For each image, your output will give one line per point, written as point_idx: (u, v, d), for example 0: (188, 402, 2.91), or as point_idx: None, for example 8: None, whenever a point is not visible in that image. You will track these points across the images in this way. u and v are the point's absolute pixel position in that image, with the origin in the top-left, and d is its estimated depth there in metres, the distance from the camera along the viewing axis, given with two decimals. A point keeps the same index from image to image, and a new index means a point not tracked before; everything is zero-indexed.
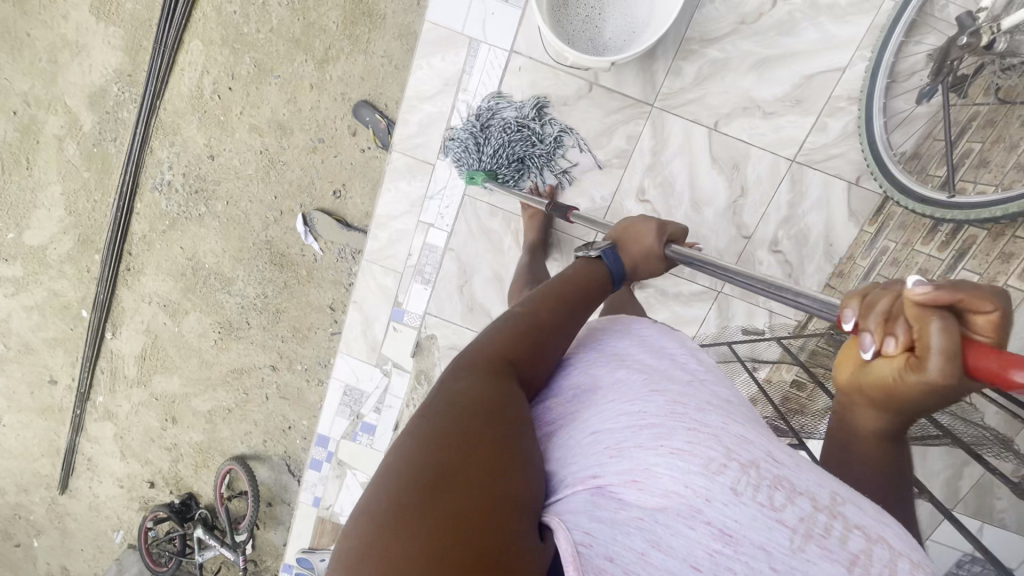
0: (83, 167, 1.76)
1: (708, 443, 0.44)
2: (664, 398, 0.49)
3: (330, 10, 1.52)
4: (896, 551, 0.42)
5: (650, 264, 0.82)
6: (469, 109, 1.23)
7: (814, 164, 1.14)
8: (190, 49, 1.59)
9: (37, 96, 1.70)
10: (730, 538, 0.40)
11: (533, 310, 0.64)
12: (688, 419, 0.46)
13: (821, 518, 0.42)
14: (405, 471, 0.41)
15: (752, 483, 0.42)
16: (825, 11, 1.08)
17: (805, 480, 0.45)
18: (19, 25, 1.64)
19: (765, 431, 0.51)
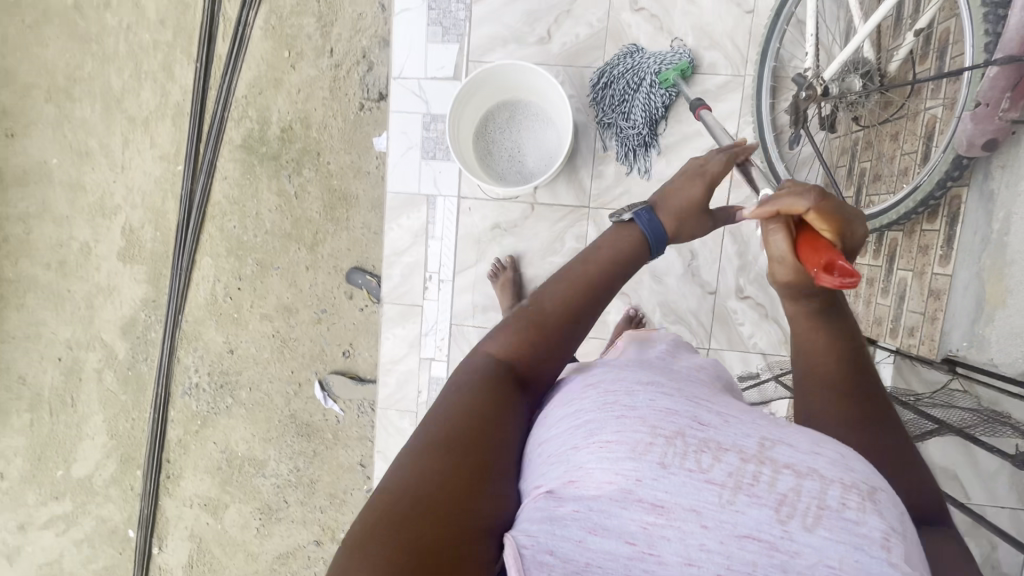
0: (120, 391, 1.93)
1: (637, 422, 0.45)
2: (598, 387, 0.50)
3: (312, 204, 1.76)
4: (827, 480, 0.43)
5: (693, 223, 0.71)
6: (438, 251, 1.41)
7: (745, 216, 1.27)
8: (201, 266, 1.83)
9: (78, 339, 1.93)
10: (662, 509, 0.42)
11: (550, 302, 0.61)
12: (618, 404, 0.47)
13: (748, 468, 0.44)
14: (369, 520, 0.42)
15: (680, 452, 0.44)
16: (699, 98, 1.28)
17: (732, 433, 0.46)
18: (60, 285, 1.92)
19: (699, 390, 0.51)
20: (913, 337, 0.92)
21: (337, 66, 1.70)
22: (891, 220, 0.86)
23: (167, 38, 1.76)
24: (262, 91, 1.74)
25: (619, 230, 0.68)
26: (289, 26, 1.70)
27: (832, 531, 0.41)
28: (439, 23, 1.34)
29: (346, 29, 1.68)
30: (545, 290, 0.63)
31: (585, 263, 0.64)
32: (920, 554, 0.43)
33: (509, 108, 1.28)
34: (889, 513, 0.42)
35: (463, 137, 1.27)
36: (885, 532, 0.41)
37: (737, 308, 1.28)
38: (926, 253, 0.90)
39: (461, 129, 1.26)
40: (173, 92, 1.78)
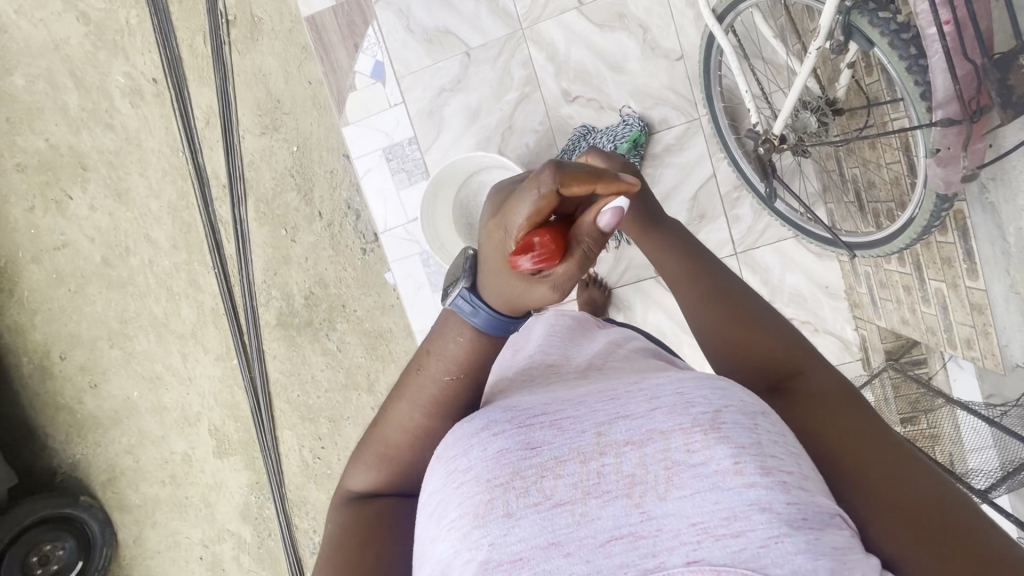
0: (260, 568, 2.10)
1: (472, 482, 0.44)
2: (439, 461, 0.48)
3: (356, 352, 1.87)
4: (666, 434, 0.43)
5: (527, 293, 0.51)
6: None
7: (755, 246, 1.23)
8: (284, 438, 1.97)
9: (209, 535, 2.12)
10: (522, 562, 0.41)
11: (400, 427, 0.63)
12: (455, 472, 0.45)
13: (590, 467, 0.43)
14: None
15: (519, 492, 0.42)
16: (663, 154, 1.27)
17: (564, 440, 0.45)
18: (178, 495, 2.12)
19: (526, 403, 0.49)
20: (973, 350, 0.86)
21: (330, 225, 1.80)
22: (898, 246, 0.84)
23: (185, 257, 1.93)
24: (276, 271, 1.86)
25: (445, 326, 0.59)
26: (277, 207, 1.82)
27: (687, 489, 0.41)
28: (402, 170, 1.41)
29: (326, 190, 1.78)
30: (397, 419, 0.63)
31: (436, 385, 0.60)
32: (795, 458, 0.43)
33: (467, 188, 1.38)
34: (739, 435, 0.42)
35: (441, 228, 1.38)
36: (735, 459, 0.41)
37: None
38: (953, 266, 0.85)
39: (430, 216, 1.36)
40: (205, 300, 1.94)
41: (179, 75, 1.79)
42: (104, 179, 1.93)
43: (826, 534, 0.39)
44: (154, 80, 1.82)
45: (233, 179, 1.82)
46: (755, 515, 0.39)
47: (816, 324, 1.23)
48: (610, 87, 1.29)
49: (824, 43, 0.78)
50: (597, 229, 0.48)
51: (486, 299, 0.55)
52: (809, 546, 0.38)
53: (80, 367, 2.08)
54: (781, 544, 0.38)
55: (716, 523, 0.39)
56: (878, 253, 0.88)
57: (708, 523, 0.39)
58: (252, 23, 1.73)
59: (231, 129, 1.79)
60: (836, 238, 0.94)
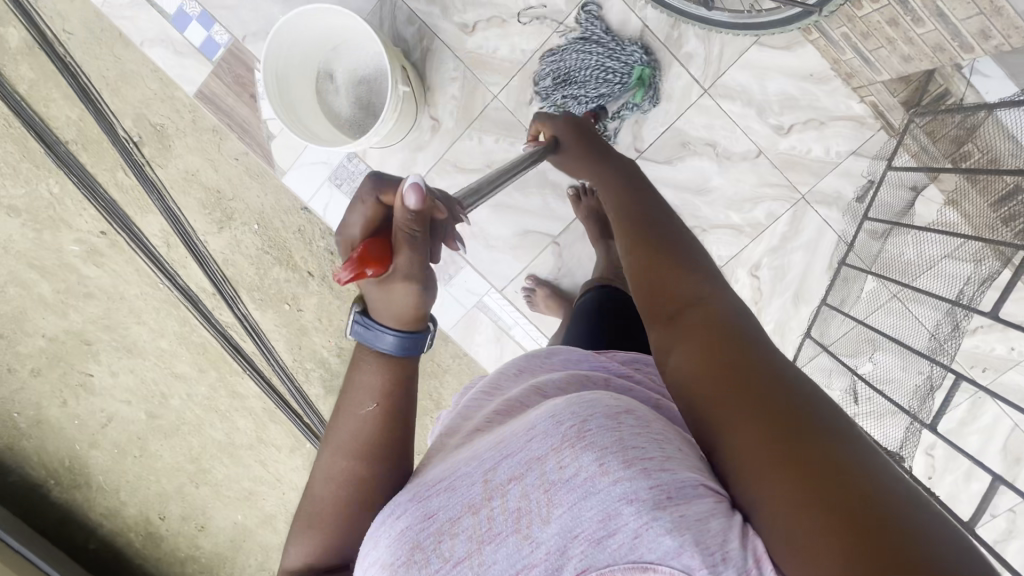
0: None
1: (380, 569, 0.48)
2: (360, 555, 0.52)
3: None
4: (539, 459, 0.46)
5: (398, 295, 0.57)
6: (521, 330, 1.40)
7: (721, 74, 1.17)
8: None
9: None
10: None
11: (324, 480, 0.58)
12: (366, 563, 0.50)
13: (480, 516, 0.47)
14: None
15: (420, 563, 0.47)
16: (587, 35, 1.21)
17: (454, 500, 0.49)
18: None
19: (428, 477, 0.53)
20: None
21: (324, 278, 1.77)
22: None
23: (215, 375, 1.93)
24: (300, 344, 1.84)
25: (355, 362, 0.60)
26: (269, 286, 1.80)
27: (564, 506, 0.44)
28: (355, 188, 1.36)
29: (303, 248, 1.75)
30: (322, 472, 0.59)
31: (355, 424, 0.59)
32: (667, 441, 0.46)
33: (354, 95, 1.32)
34: (600, 438, 0.45)
35: (323, 136, 1.31)
36: (598, 461, 0.44)
37: (793, 144, 1.18)
38: None
39: (300, 118, 1.28)
40: (253, 403, 1.95)
41: (120, 215, 1.78)
42: (110, 343, 1.95)
43: (691, 508, 0.41)
44: (102, 232, 1.82)
45: (217, 283, 1.81)
46: (625, 507, 0.42)
47: (821, 118, 1.16)
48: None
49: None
50: (407, 210, 0.56)
51: (378, 320, 0.58)
52: (675, 524, 0.41)
53: (181, 518, 2.13)
54: (650, 529, 0.41)
55: (594, 528, 0.43)
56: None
57: (585, 531, 0.44)
58: (156, 133, 1.70)
59: (192, 238, 1.78)
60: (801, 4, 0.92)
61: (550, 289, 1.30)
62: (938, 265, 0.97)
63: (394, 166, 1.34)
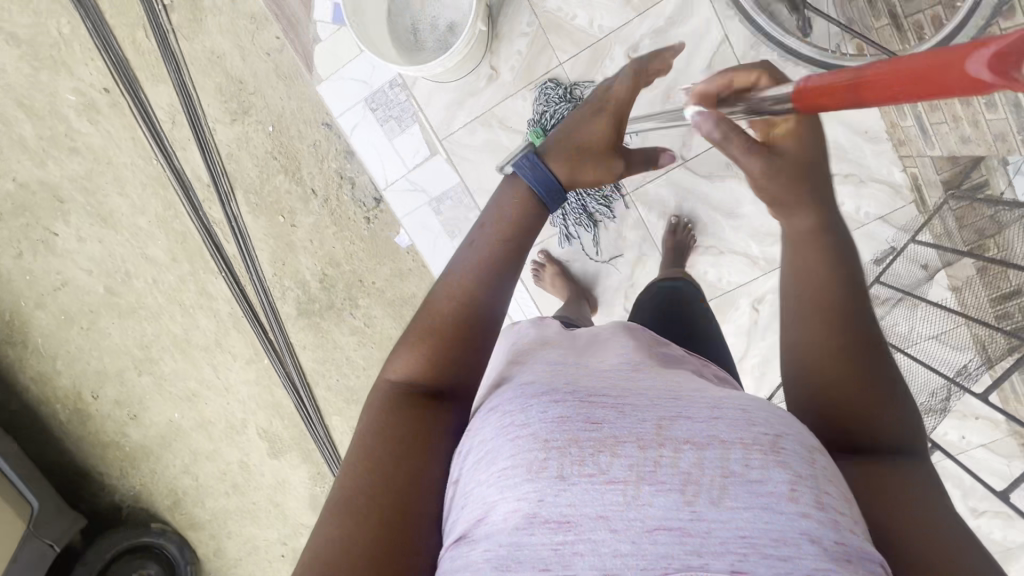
0: None
1: (535, 442, 0.48)
2: (495, 415, 0.53)
3: (384, 323, 1.80)
4: (727, 444, 0.47)
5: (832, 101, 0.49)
6: (516, 302, 1.40)
7: None
8: (335, 425, 1.95)
9: (285, 533, 2.14)
10: (569, 522, 0.45)
11: (449, 298, 0.63)
12: (512, 429, 0.50)
13: (648, 454, 0.47)
14: (338, 529, 0.50)
15: (576, 459, 0.47)
16: (670, 30, 1.18)
17: (630, 423, 0.49)
18: (243, 502, 2.13)
19: (601, 388, 0.54)
20: None
21: (327, 200, 1.72)
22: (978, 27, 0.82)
23: (188, 268, 1.86)
24: (284, 260, 1.79)
25: (512, 195, 0.68)
26: (268, 193, 1.74)
27: (740, 501, 0.44)
28: (390, 117, 1.32)
29: (313, 164, 1.69)
30: (445, 287, 0.65)
31: (493, 252, 0.65)
32: (840, 488, 0.47)
33: (420, 28, 1.30)
34: (795, 461, 0.46)
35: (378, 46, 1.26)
36: (791, 484, 0.45)
37: (829, 193, 1.21)
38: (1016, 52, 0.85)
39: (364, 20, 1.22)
40: (221, 307, 1.89)
41: (129, 77, 1.67)
42: (84, 206, 1.84)
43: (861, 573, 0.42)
44: (105, 88, 1.71)
45: (215, 175, 1.73)
46: (804, 542, 0.42)
47: (862, 175, 1.19)
48: None
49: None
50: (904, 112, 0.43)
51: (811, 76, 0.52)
52: None
53: (114, 402, 2.06)
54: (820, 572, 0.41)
55: (764, 538, 0.43)
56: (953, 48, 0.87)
57: (756, 537, 0.43)
58: (191, 2, 1.60)
59: (200, 122, 1.69)
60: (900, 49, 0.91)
61: (557, 268, 1.31)
62: (923, 343, 1.06)
63: (436, 106, 1.30)
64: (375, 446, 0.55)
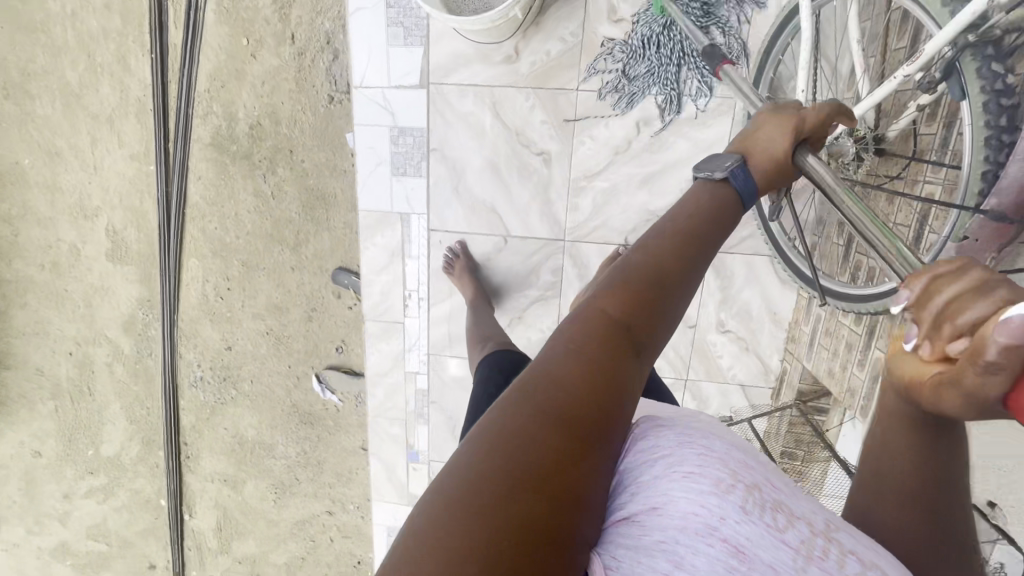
0: (133, 382, 2.03)
1: (725, 467, 0.46)
2: (671, 428, 0.51)
3: (290, 204, 1.70)
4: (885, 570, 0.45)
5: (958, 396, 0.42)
6: (416, 268, 1.37)
7: (730, 250, 1.12)
8: (189, 267, 1.82)
9: (84, 335, 1.99)
10: (744, 555, 0.42)
11: (663, 255, 0.55)
12: (698, 443, 0.48)
13: (819, 540, 0.45)
14: (511, 429, 0.41)
15: (758, 504, 0.44)
16: (686, 121, 1.15)
17: (803, 506, 0.47)
18: (56, 285, 1.94)
19: (766, 459, 0.52)
20: None
21: (300, 54, 1.56)
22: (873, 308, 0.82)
23: (118, 27, 1.61)
24: (224, 84, 1.61)
25: (716, 191, 0.66)
26: (244, 8, 1.54)
27: None
28: (400, 24, 1.20)
29: (307, 11, 1.53)
30: (654, 245, 0.56)
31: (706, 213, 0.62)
32: None
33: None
34: None
35: None
36: None
37: (718, 342, 1.19)
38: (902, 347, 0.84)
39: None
40: (132, 86, 1.67)
41: None
42: None
43: None
44: None
45: None
46: None
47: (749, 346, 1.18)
48: (660, 31, 1.11)
49: (916, 72, 0.75)
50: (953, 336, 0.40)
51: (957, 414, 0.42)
52: None
53: None
54: None
55: None
56: (848, 309, 0.87)
57: None
58: None
59: None
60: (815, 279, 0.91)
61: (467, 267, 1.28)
62: None
63: (450, 44, 1.19)
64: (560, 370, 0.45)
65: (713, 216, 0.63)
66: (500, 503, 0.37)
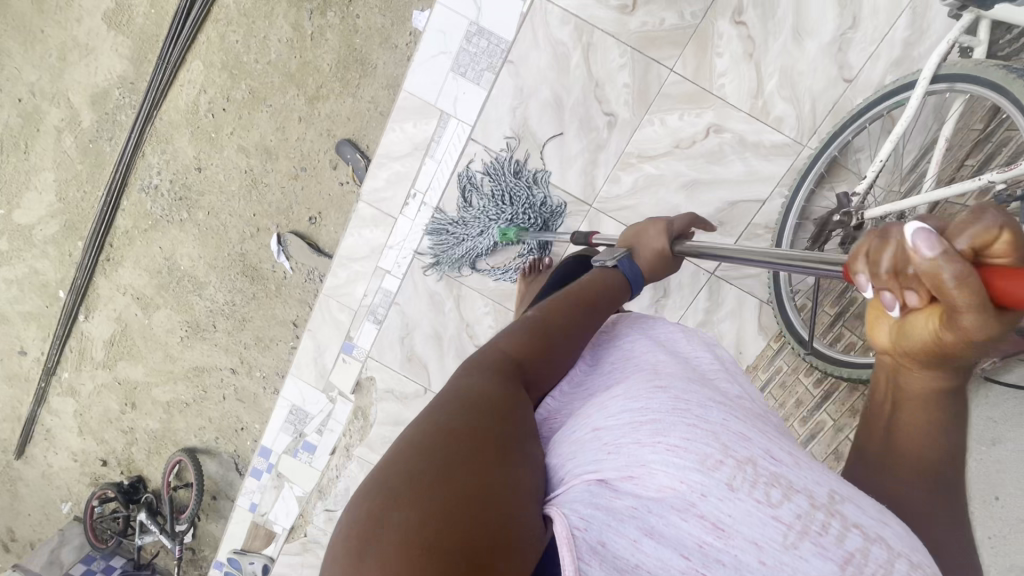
0: (77, 160, 1.85)
1: (709, 440, 0.45)
2: (668, 393, 0.51)
3: (325, 53, 1.59)
4: (894, 553, 0.42)
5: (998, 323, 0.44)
6: (435, 170, 1.32)
7: (730, 279, 1.17)
8: (190, 68, 1.67)
9: (43, 88, 1.79)
10: (722, 530, 0.42)
11: (557, 310, 0.69)
12: (690, 412, 0.47)
13: (818, 515, 0.43)
14: (441, 423, 0.46)
15: (748, 479, 0.44)
16: (752, 148, 1.14)
17: (807, 477, 0.45)
18: (34, 21, 1.73)
19: (769, 430, 0.51)
20: None
21: None
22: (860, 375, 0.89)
23: None
24: None
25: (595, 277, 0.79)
26: None
27: None
28: None
29: None
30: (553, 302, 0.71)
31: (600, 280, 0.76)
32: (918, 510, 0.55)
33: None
34: None
35: None
36: None
37: None
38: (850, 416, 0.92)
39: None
40: None
41: None
42: None
43: None
44: None
45: None
46: None
47: None
48: (768, 51, 1.11)
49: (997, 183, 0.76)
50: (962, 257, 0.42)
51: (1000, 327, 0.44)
52: None
53: None
54: None
55: None
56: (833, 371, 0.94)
57: None
58: None
59: None
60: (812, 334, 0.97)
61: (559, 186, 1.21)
62: None
63: None
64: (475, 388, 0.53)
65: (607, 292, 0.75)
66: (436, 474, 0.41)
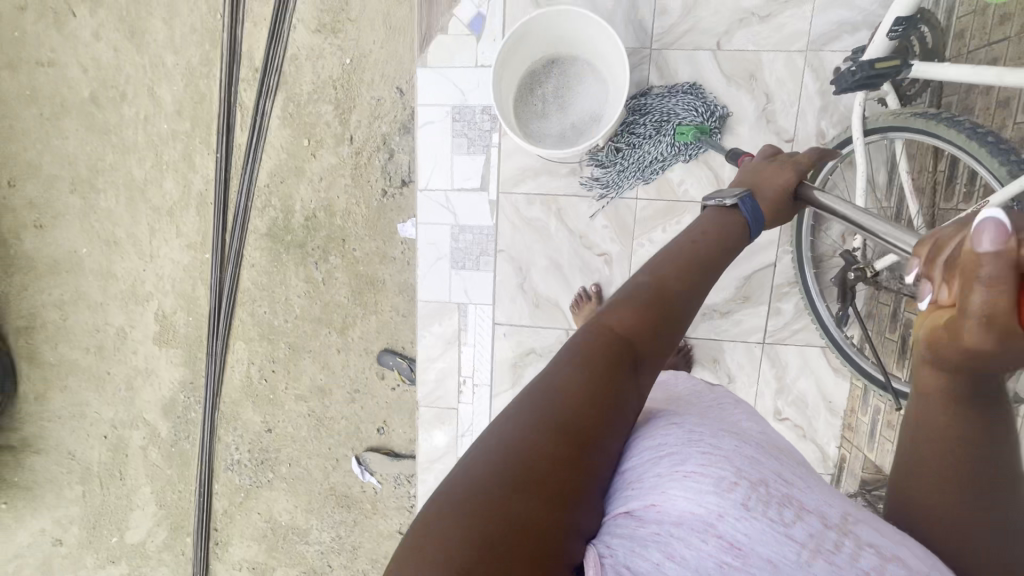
0: (166, 465, 2.01)
1: (721, 464, 0.50)
2: (681, 426, 0.55)
3: (340, 289, 1.78)
4: (895, 559, 0.49)
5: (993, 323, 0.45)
6: (475, 356, 1.42)
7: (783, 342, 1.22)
8: (235, 350, 1.87)
9: (121, 418, 2.00)
10: (738, 549, 0.46)
11: (679, 276, 0.64)
12: (705, 442, 0.52)
13: (829, 534, 0.49)
14: (519, 441, 0.45)
15: (762, 501, 0.48)
16: None
17: (814, 501, 0.52)
18: (99, 368, 1.97)
19: (784, 459, 0.56)
20: None
21: (357, 153, 1.70)
22: None
23: (186, 128, 1.75)
24: (284, 179, 1.73)
25: (709, 222, 0.78)
26: (307, 112, 1.69)
27: None
28: (465, 135, 1.33)
29: (365, 115, 1.67)
30: (670, 271, 0.65)
31: (709, 227, 0.76)
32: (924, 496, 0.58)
33: (558, 66, 1.27)
34: None
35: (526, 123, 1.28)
36: None
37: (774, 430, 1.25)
38: None
39: (523, 43, 1.21)
40: (195, 181, 1.78)
41: None
42: (119, 10, 1.70)
43: None
44: None
45: (268, 67, 1.66)
46: None
47: (805, 433, 1.24)
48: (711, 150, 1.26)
49: None
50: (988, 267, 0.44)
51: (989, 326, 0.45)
52: None
53: (27, 202, 1.87)
54: None
55: None
56: None
57: None
58: None
59: (284, 15, 1.62)
60: (890, 379, 1.00)
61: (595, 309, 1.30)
62: None
63: (515, 158, 1.33)
64: (574, 392, 0.49)
65: (718, 248, 0.71)
66: (492, 498, 0.41)
